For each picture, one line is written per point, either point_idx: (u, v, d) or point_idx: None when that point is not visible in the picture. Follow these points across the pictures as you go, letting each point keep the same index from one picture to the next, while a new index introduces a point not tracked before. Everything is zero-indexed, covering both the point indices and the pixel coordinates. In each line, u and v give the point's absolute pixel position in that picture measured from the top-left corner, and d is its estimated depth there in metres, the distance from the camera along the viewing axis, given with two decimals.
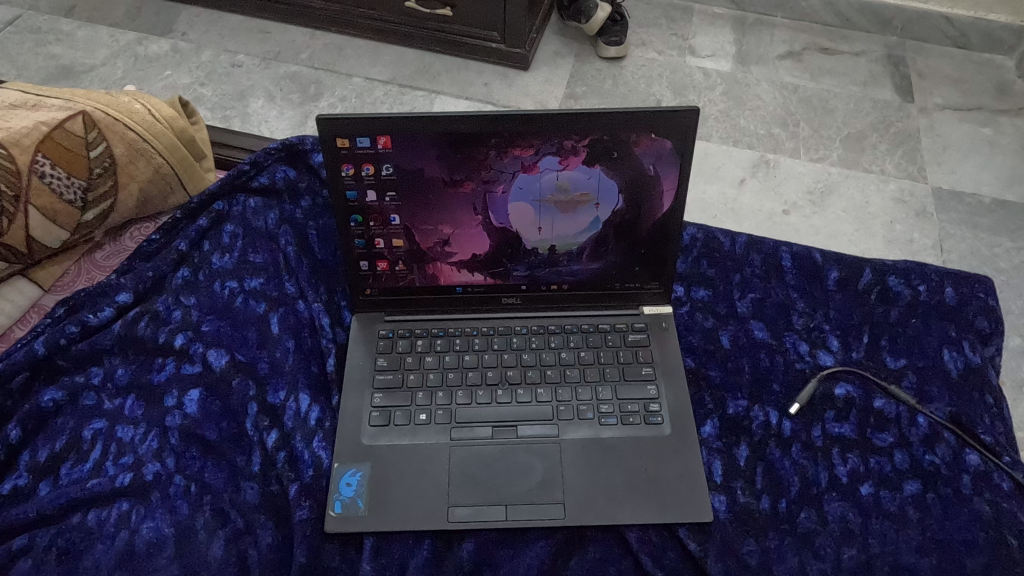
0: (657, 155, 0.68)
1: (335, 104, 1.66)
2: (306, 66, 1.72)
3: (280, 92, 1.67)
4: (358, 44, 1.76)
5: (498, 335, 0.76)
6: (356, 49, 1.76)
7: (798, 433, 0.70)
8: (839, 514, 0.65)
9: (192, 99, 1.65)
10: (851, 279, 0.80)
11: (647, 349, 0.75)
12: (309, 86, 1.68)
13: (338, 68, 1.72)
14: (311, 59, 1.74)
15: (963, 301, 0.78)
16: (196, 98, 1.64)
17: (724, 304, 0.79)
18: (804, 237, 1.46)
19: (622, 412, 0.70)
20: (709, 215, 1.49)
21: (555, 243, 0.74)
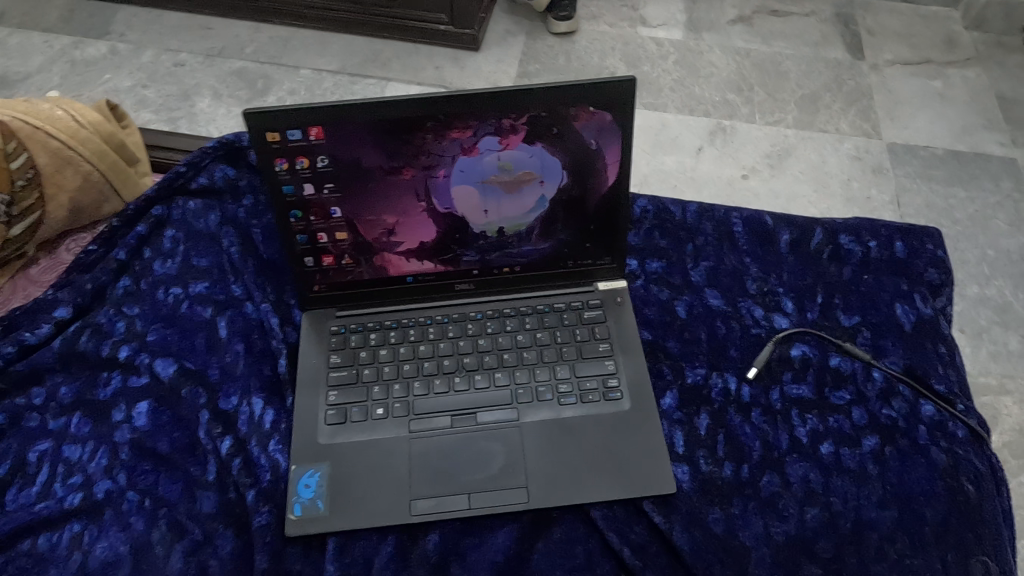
0: (598, 128, 0.67)
1: (284, 97, 1.62)
2: (251, 61, 1.67)
3: (226, 89, 1.62)
4: (304, 35, 1.72)
5: (453, 322, 0.75)
6: (303, 40, 1.71)
7: (756, 398, 0.70)
8: (801, 475, 0.66)
9: (135, 102, 1.60)
10: (802, 240, 0.80)
11: (604, 326, 0.74)
12: (257, 82, 1.64)
13: (284, 61, 1.68)
14: (256, 53, 1.69)
15: (912, 254, 0.79)
16: (139, 101, 1.59)
17: (678, 274, 0.79)
18: (765, 203, 1.46)
19: (581, 390, 0.70)
20: (669, 186, 1.49)
21: (503, 225, 0.72)
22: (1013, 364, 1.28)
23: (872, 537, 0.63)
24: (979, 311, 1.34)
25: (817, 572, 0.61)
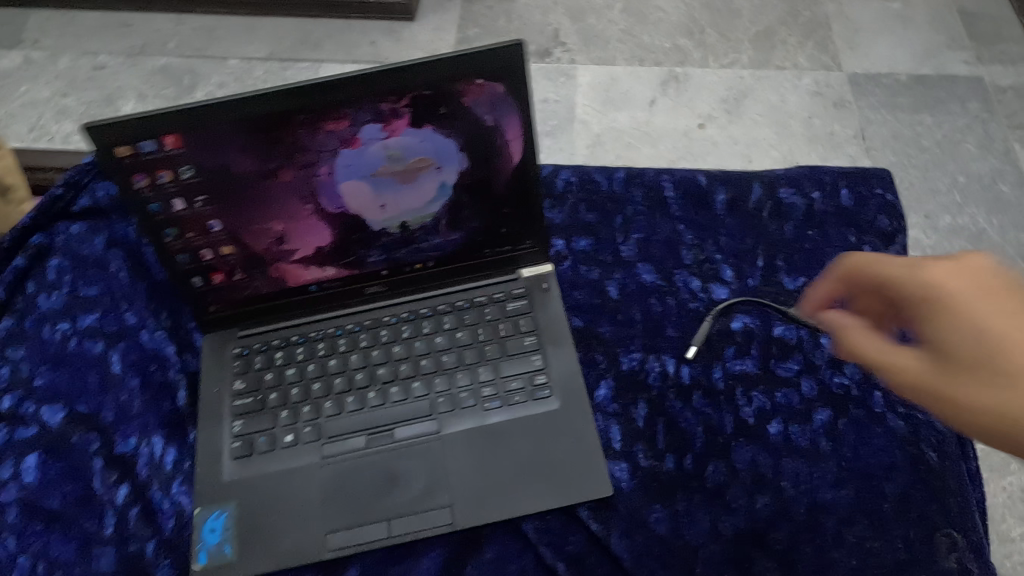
0: (491, 101, 0.60)
1: (213, 92, 1.53)
2: (175, 55, 1.57)
3: (151, 90, 1.53)
4: (229, 23, 1.62)
5: (365, 330, 0.69)
6: (228, 28, 1.61)
7: (697, 379, 0.65)
8: (748, 460, 0.61)
9: (56, 113, 1.50)
10: (740, 198, 0.73)
11: (529, 317, 0.68)
12: (183, 78, 1.55)
13: (210, 52, 1.58)
14: (179, 47, 1.59)
15: (860, 202, 0.72)
16: (60, 111, 1.50)
17: (608, 251, 0.72)
18: (725, 152, 1.39)
19: (506, 392, 0.64)
20: (623, 144, 1.41)
21: (405, 218, 0.65)
22: None
23: (828, 521, 0.58)
24: (953, 243, 1.28)
25: (772, 566, 0.56)
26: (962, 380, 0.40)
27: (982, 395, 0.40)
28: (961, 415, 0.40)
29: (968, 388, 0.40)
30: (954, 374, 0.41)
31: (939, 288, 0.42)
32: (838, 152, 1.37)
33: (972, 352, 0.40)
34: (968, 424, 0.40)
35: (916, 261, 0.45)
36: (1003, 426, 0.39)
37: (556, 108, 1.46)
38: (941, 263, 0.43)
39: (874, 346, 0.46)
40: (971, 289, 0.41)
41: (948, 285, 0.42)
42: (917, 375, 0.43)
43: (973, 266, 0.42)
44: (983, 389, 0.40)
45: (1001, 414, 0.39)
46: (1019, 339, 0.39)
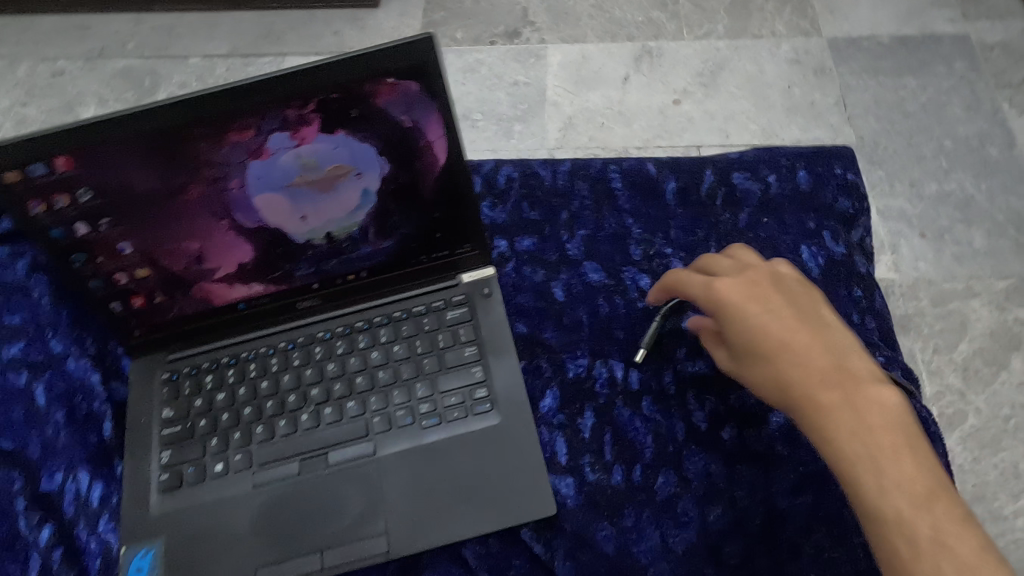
0: (406, 101, 0.55)
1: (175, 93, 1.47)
2: (136, 57, 1.52)
3: (112, 94, 1.48)
4: (190, 20, 1.55)
5: (298, 348, 0.65)
6: (189, 25, 1.55)
7: (647, 384, 0.61)
8: (700, 469, 0.57)
9: (16, 123, 1.46)
10: (692, 187, 0.69)
11: (469, 326, 0.64)
12: (144, 80, 1.50)
13: (172, 51, 1.52)
14: (139, 47, 1.53)
15: (819, 184, 0.68)
16: (21, 122, 1.45)
17: (553, 250, 0.68)
18: (701, 127, 1.33)
19: (444, 408, 0.61)
20: (596, 124, 1.36)
21: (329, 228, 0.62)
22: (980, 265, 1.17)
23: (785, 531, 0.54)
24: (940, 211, 1.22)
25: None
26: (751, 368, 0.51)
27: (766, 380, 0.50)
28: (765, 393, 0.50)
29: (757, 375, 0.50)
30: (749, 366, 0.51)
31: (726, 299, 0.52)
32: (818, 123, 1.32)
33: (756, 347, 0.50)
34: (775, 400, 0.50)
35: (713, 272, 0.55)
36: (777, 402, 0.49)
37: (527, 90, 1.40)
38: (729, 283, 0.52)
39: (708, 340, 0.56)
40: (745, 298, 0.51)
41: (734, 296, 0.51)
42: (737, 364, 0.52)
43: (741, 273, 0.53)
44: (764, 375, 0.50)
45: (778, 390, 0.49)
46: (767, 332, 0.49)
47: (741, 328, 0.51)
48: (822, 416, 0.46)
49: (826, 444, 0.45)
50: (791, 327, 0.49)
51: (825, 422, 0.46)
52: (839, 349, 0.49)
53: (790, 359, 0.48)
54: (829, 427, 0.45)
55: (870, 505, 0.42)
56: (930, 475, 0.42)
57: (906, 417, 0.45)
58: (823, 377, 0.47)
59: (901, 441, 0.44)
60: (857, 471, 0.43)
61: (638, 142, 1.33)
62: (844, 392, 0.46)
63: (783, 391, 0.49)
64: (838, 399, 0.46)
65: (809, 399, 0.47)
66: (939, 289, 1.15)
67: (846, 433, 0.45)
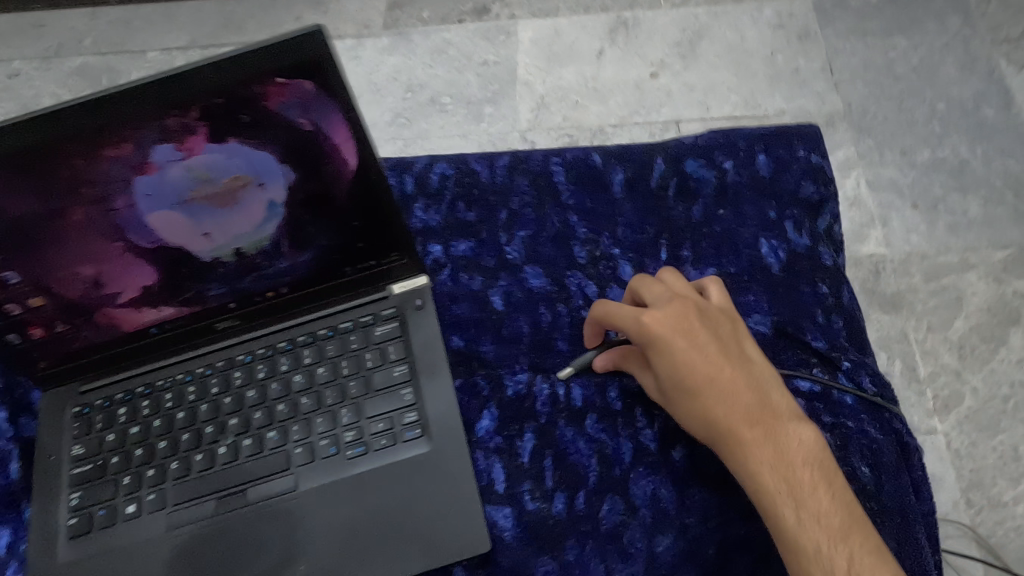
0: (301, 102, 0.49)
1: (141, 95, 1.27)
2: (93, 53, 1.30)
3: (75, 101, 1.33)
4: (145, 11, 1.33)
5: (217, 374, 0.60)
6: (145, 17, 1.33)
7: (591, 400, 0.56)
8: (648, 494, 0.52)
9: None
10: (641, 178, 0.63)
11: (398, 343, 0.59)
12: (102, 78, 1.28)
13: (127, 46, 1.30)
14: (97, 43, 1.31)
15: (780, 169, 0.62)
16: None
17: (492, 255, 0.63)
18: (681, 101, 1.19)
19: (370, 436, 0.56)
20: (568, 103, 1.20)
21: (237, 244, 0.56)
22: (976, 236, 1.06)
23: (740, 560, 0.50)
24: (932, 179, 1.11)
25: None
26: (677, 401, 0.49)
27: (691, 414, 0.49)
28: (687, 425, 0.49)
29: (681, 408, 0.49)
30: (674, 399, 0.49)
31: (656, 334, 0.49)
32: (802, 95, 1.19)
33: (682, 382, 0.48)
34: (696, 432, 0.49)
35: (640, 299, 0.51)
36: (700, 435, 0.49)
37: (486, 66, 1.24)
38: (655, 314, 0.49)
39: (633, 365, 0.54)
40: (672, 332, 0.48)
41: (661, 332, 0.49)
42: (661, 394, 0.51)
43: (669, 303, 0.50)
44: (689, 408, 0.49)
45: (702, 424, 0.48)
46: (695, 367, 0.48)
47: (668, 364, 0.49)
48: (743, 456, 0.46)
49: (750, 480, 0.46)
50: (716, 362, 0.48)
51: (746, 460, 0.46)
52: (758, 381, 0.48)
53: (718, 395, 0.47)
54: (748, 464, 0.46)
55: (790, 539, 0.43)
56: (845, 508, 0.44)
57: (820, 449, 0.46)
58: (747, 416, 0.47)
59: (819, 474, 0.45)
60: (779, 506, 0.44)
61: (613, 120, 1.18)
62: (765, 429, 0.46)
63: (707, 426, 0.48)
64: (760, 437, 0.46)
65: (733, 437, 0.46)
66: (933, 263, 1.04)
67: (769, 471, 0.45)
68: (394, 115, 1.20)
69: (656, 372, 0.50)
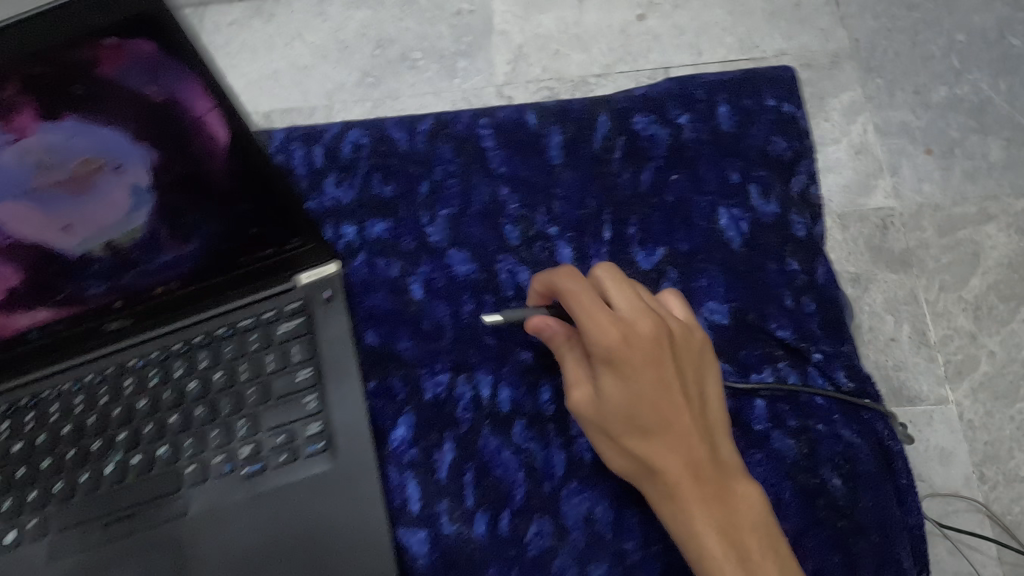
0: (146, 66, 0.41)
1: None
2: None
3: None
4: None
5: (107, 380, 0.54)
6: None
7: (520, 404, 0.49)
8: (580, 513, 0.46)
9: None
10: (582, 140, 0.54)
11: (302, 342, 0.52)
12: None
13: None
14: None
15: (743, 125, 0.53)
16: None
17: (411, 236, 0.54)
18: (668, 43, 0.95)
19: (268, 451, 0.49)
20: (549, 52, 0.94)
21: (107, 237, 0.48)
22: (1005, 181, 0.87)
23: None
24: (950, 120, 0.91)
25: None
26: (620, 437, 0.42)
27: (636, 454, 0.41)
28: (624, 466, 0.42)
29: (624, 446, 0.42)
30: (615, 432, 0.42)
31: (621, 352, 0.40)
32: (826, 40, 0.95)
33: (633, 416, 0.41)
34: (634, 475, 0.42)
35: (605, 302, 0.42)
36: (640, 479, 0.42)
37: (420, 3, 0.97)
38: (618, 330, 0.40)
39: (569, 367, 0.44)
40: (638, 356, 0.40)
41: (626, 353, 0.40)
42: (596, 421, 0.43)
43: (638, 319, 0.41)
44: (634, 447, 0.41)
45: (645, 467, 0.41)
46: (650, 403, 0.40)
47: (623, 390, 0.41)
48: (685, 513, 0.39)
49: (689, 542, 0.39)
50: (676, 403, 0.40)
51: (690, 519, 0.39)
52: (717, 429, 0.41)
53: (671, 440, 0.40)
54: (690, 524, 0.39)
55: None
56: None
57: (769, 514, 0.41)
58: (698, 470, 0.40)
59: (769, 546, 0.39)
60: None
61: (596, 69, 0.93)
62: (717, 486, 0.40)
63: (652, 471, 0.41)
64: (710, 496, 0.39)
65: (678, 490, 0.40)
66: (947, 215, 0.85)
67: (714, 535, 0.39)
68: (360, 75, 0.93)
69: (604, 394, 0.42)
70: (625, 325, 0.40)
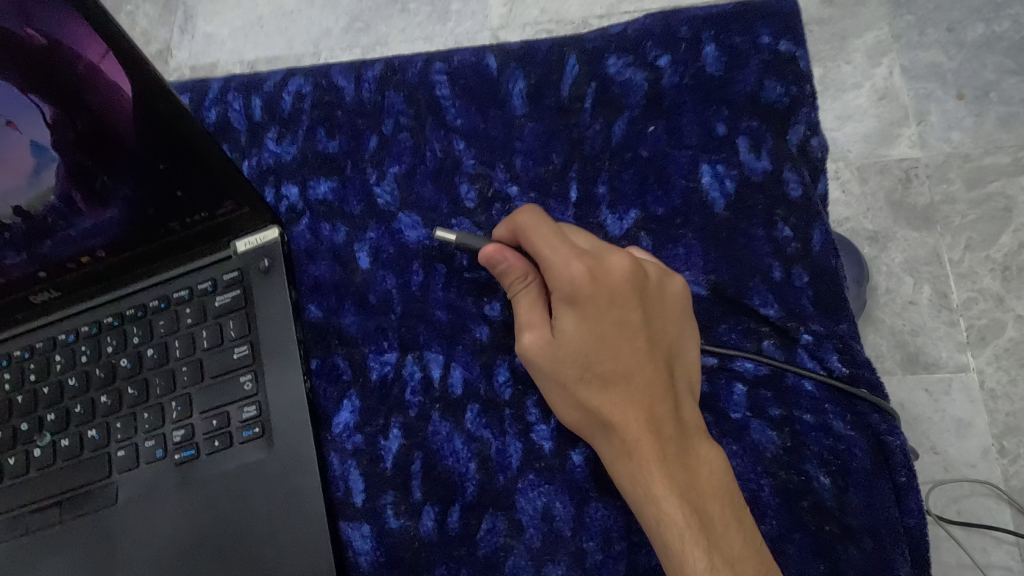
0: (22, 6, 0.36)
1: None
2: None
3: None
4: None
5: (36, 358, 0.49)
6: None
7: (473, 387, 0.43)
8: (539, 510, 0.40)
9: None
10: (548, 85, 0.47)
11: (241, 316, 0.46)
12: None
13: None
14: None
15: (733, 67, 0.46)
16: None
17: (357, 199, 0.48)
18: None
19: (202, 436, 0.44)
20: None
21: (15, 202, 0.43)
22: None
23: None
24: (986, 60, 0.81)
25: None
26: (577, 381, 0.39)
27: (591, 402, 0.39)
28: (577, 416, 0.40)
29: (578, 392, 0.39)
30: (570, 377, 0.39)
31: (586, 286, 0.38)
32: None
33: (592, 359, 0.38)
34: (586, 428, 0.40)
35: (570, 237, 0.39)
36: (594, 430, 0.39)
37: None
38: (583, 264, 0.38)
39: (522, 307, 0.41)
40: (602, 294, 0.38)
41: (591, 287, 0.38)
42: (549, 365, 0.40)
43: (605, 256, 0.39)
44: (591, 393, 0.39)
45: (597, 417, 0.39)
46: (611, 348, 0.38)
47: (583, 332, 0.38)
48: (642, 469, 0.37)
49: (643, 502, 0.37)
50: (640, 352, 0.38)
51: (647, 477, 0.37)
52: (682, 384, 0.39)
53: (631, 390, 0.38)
54: (640, 483, 0.37)
55: None
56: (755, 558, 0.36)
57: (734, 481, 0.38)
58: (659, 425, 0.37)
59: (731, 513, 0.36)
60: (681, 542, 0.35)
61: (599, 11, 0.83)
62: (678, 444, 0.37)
63: (607, 421, 0.38)
64: (670, 453, 0.37)
65: (635, 445, 0.37)
66: (977, 167, 0.77)
67: (672, 495, 0.36)
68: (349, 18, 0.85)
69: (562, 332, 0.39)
70: (591, 259, 0.38)
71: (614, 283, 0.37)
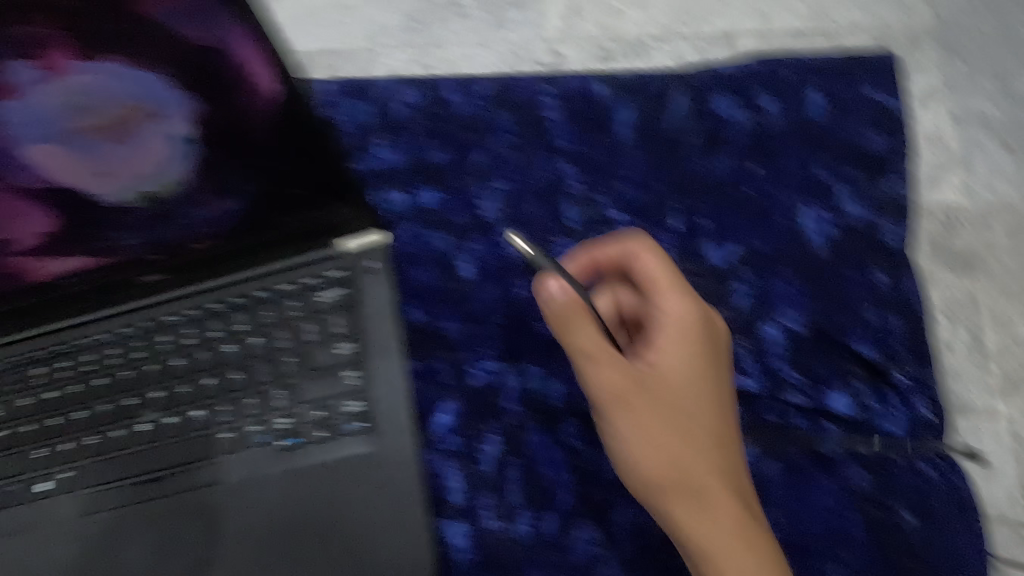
0: (187, 8, 0.37)
1: None
2: None
3: None
4: None
5: (139, 336, 0.51)
6: None
7: (571, 400, 0.46)
8: (633, 521, 0.44)
9: None
10: (654, 117, 0.50)
11: (345, 312, 0.49)
12: None
13: None
14: None
15: (837, 114, 0.50)
16: None
17: (461, 210, 0.50)
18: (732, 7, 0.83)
19: (305, 425, 0.46)
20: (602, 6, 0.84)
21: (144, 187, 0.46)
22: None
23: None
24: None
25: None
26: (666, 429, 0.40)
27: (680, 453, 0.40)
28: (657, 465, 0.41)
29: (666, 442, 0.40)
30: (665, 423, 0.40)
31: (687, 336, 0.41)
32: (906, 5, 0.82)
33: (685, 407, 0.41)
34: (658, 480, 0.41)
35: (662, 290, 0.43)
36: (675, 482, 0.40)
37: None
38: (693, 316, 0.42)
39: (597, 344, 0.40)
40: (698, 342, 0.42)
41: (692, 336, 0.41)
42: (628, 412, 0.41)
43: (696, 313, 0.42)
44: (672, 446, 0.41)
45: (678, 468, 0.40)
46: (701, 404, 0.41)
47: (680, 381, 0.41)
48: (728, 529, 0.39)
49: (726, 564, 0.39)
50: (725, 405, 0.42)
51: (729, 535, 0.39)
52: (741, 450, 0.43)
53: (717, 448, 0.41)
54: (719, 532, 0.39)
55: None
56: None
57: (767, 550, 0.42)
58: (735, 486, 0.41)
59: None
60: None
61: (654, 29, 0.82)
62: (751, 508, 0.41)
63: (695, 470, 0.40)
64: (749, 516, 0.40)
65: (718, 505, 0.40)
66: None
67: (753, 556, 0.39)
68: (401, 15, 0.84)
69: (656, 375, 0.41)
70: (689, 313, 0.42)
71: (719, 327, 0.41)
